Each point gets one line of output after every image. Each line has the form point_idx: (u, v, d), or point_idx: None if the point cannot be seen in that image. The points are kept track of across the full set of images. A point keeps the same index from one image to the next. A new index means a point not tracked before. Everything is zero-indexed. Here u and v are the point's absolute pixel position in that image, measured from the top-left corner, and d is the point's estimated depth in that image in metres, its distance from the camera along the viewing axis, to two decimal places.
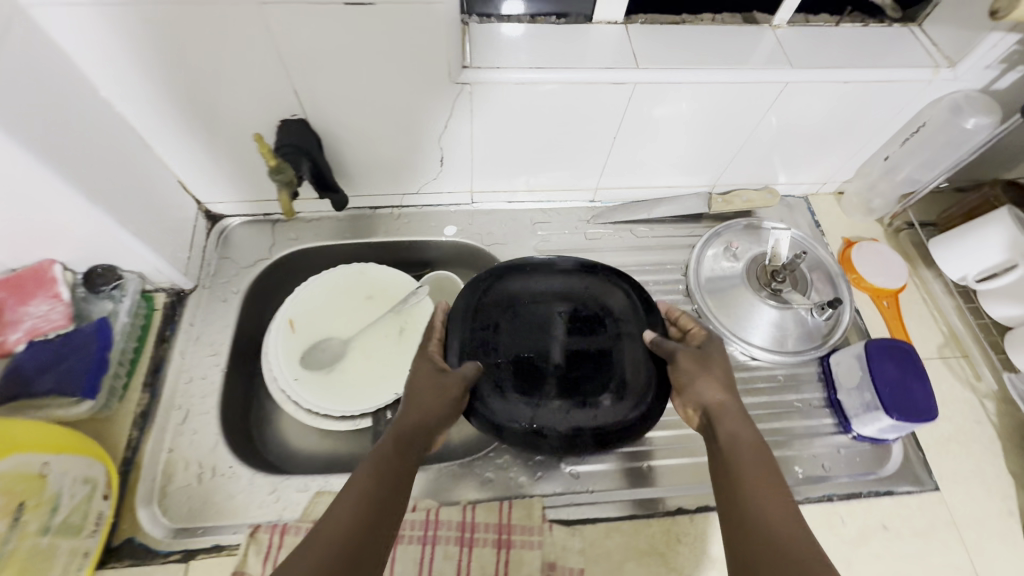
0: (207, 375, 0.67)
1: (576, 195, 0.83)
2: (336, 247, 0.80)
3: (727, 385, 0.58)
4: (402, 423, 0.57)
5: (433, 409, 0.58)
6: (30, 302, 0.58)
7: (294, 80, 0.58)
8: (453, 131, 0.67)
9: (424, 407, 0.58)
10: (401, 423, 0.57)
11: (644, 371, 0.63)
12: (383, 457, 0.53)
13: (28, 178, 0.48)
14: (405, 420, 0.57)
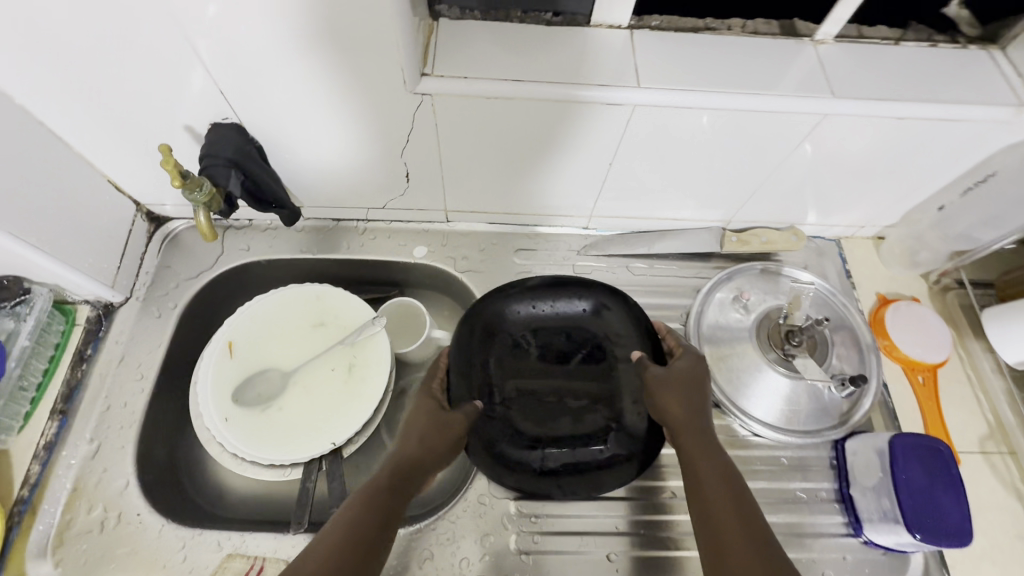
0: (128, 403, 0.60)
1: (567, 221, 0.73)
2: (292, 261, 0.71)
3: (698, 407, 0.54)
4: (395, 457, 0.53)
5: (425, 447, 0.54)
6: None
7: (223, 78, 0.49)
8: (420, 146, 0.58)
9: (420, 447, 0.54)
10: (394, 455, 0.53)
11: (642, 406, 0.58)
12: (376, 493, 0.49)
13: None
14: (397, 454, 0.53)
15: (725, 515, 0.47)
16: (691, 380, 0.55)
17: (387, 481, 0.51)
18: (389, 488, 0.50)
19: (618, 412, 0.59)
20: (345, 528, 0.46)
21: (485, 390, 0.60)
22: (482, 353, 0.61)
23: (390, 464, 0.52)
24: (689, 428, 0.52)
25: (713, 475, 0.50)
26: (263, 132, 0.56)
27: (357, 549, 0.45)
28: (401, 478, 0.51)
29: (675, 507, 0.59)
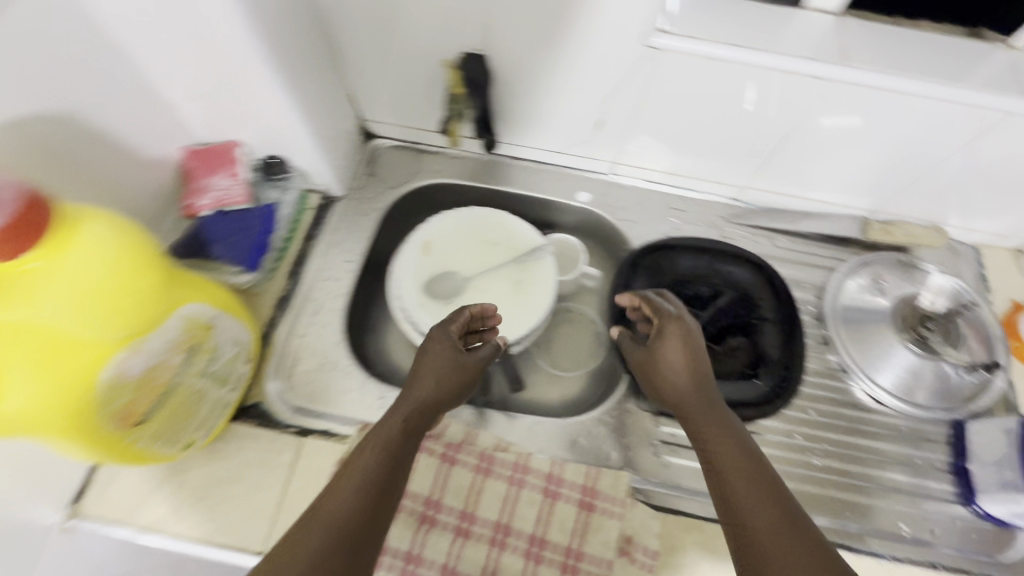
0: (341, 278, 0.72)
1: (719, 189, 0.80)
2: (470, 187, 0.82)
3: (696, 379, 0.54)
4: (405, 404, 0.54)
5: (443, 394, 0.57)
6: (216, 174, 0.63)
7: (490, 14, 0.59)
8: (623, 97, 0.66)
9: (436, 392, 0.57)
10: (405, 399, 0.55)
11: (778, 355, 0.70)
12: (392, 440, 0.51)
13: (250, 67, 0.53)
14: (410, 399, 0.55)
15: (741, 485, 0.46)
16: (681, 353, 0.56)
17: (404, 425, 0.53)
18: (403, 430, 0.52)
19: (755, 358, 0.70)
20: (359, 467, 0.47)
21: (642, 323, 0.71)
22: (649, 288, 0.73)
23: (406, 408, 0.54)
24: (695, 405, 0.53)
25: (727, 449, 0.49)
26: (497, 68, 0.65)
27: (371, 484, 0.46)
28: (415, 421, 0.54)
29: (799, 450, 0.66)
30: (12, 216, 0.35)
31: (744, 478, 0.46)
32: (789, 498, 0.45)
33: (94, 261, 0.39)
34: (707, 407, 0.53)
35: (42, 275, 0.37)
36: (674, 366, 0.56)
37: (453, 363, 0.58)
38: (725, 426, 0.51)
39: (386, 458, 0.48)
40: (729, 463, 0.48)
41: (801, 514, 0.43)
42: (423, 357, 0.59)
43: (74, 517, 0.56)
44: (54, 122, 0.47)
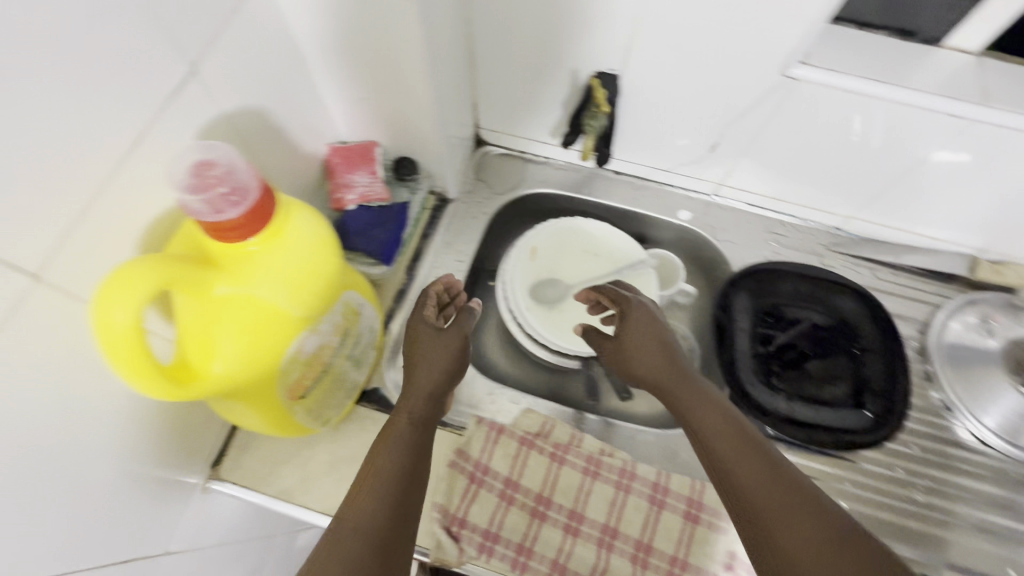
0: (451, 277, 0.76)
1: (822, 217, 0.80)
2: (572, 199, 0.85)
3: (665, 357, 0.58)
4: (409, 401, 0.56)
5: (440, 383, 0.58)
6: (357, 171, 0.67)
7: (633, 39, 0.61)
8: (746, 123, 0.67)
9: (435, 383, 0.58)
10: (410, 400, 0.56)
11: (885, 387, 0.69)
12: (404, 439, 0.53)
13: (414, 76, 0.57)
14: (414, 399, 0.56)
15: (732, 456, 0.48)
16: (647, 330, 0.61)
17: (412, 424, 0.55)
18: (411, 425, 0.54)
19: (859, 389, 0.70)
20: (378, 471, 0.50)
21: (744, 345, 0.72)
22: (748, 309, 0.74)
23: (416, 400, 0.56)
24: (668, 381, 0.56)
25: (712, 419, 0.52)
26: (626, 88, 0.68)
27: (392, 481, 0.49)
28: (419, 414, 0.56)
29: (903, 486, 0.65)
30: (256, 207, 0.38)
31: (737, 454, 0.48)
32: (780, 461, 0.47)
33: (301, 250, 0.43)
34: (682, 385, 0.56)
35: (264, 260, 0.41)
36: (642, 348, 0.59)
37: (439, 343, 0.59)
38: (703, 396, 0.54)
39: (404, 457, 0.51)
40: (715, 435, 0.51)
41: (790, 473, 0.46)
42: (417, 352, 0.59)
43: (213, 480, 0.59)
44: (252, 115, 0.51)
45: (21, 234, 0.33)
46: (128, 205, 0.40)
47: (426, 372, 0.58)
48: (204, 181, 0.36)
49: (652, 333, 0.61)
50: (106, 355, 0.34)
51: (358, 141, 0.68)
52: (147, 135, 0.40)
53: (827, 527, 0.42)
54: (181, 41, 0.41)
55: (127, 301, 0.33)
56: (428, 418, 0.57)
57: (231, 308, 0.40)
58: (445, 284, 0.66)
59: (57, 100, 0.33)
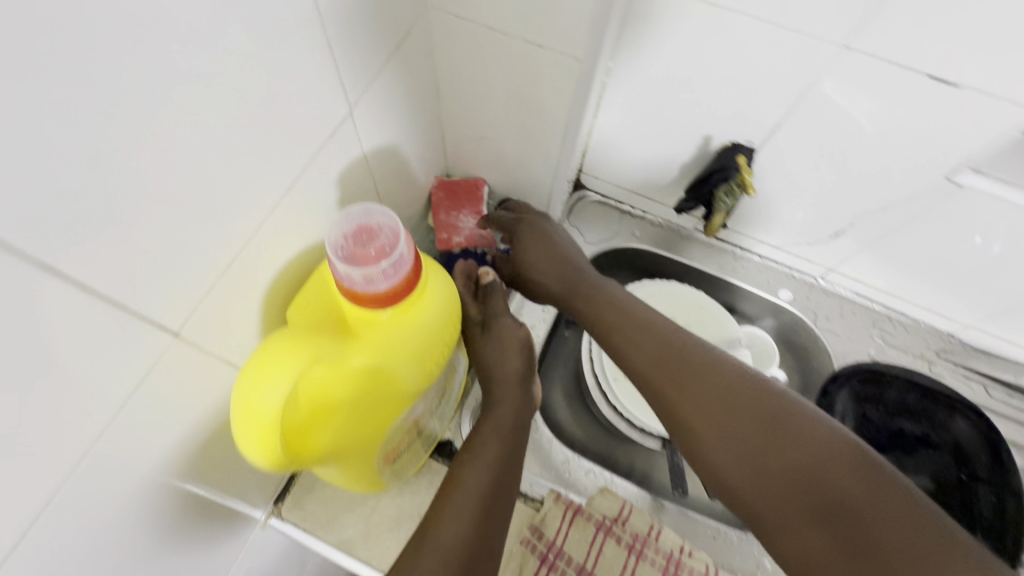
0: (536, 327, 0.73)
1: (937, 320, 0.74)
2: (665, 258, 0.80)
3: (563, 264, 0.60)
4: (499, 412, 0.55)
5: (523, 394, 0.57)
6: (462, 211, 0.64)
7: (785, 117, 0.56)
8: (885, 218, 0.62)
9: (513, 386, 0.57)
10: (501, 419, 0.55)
11: (994, 526, 0.63)
12: (488, 455, 0.51)
13: (552, 132, 0.53)
14: (501, 415, 0.55)
15: (642, 351, 0.52)
16: (542, 238, 0.61)
17: (497, 438, 0.53)
18: (503, 437, 0.53)
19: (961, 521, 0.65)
20: (466, 485, 0.48)
21: None
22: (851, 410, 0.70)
23: (507, 411, 0.55)
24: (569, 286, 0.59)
25: (616, 313, 0.55)
26: (760, 162, 0.63)
27: (480, 504, 0.48)
28: (505, 430, 0.54)
29: None
30: (405, 281, 0.35)
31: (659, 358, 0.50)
32: (691, 344, 0.51)
33: (434, 322, 0.39)
34: (585, 286, 0.58)
35: (395, 335, 0.37)
36: (538, 261, 0.60)
37: (503, 346, 0.58)
38: (601, 292, 0.57)
39: (492, 473, 0.50)
40: (627, 332, 0.54)
41: (706, 353, 0.50)
42: (488, 357, 0.58)
43: (274, 516, 0.57)
44: (386, 154, 0.48)
45: (171, 287, 0.31)
46: (268, 253, 0.38)
47: (503, 380, 0.57)
48: (366, 252, 0.34)
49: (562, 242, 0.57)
50: (244, 436, 0.33)
51: (465, 178, 0.65)
52: (299, 177, 0.38)
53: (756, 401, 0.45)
54: (345, 80, 0.38)
55: (272, 387, 0.33)
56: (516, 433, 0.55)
57: (359, 385, 0.37)
58: (468, 267, 0.61)
59: (230, 143, 0.31)
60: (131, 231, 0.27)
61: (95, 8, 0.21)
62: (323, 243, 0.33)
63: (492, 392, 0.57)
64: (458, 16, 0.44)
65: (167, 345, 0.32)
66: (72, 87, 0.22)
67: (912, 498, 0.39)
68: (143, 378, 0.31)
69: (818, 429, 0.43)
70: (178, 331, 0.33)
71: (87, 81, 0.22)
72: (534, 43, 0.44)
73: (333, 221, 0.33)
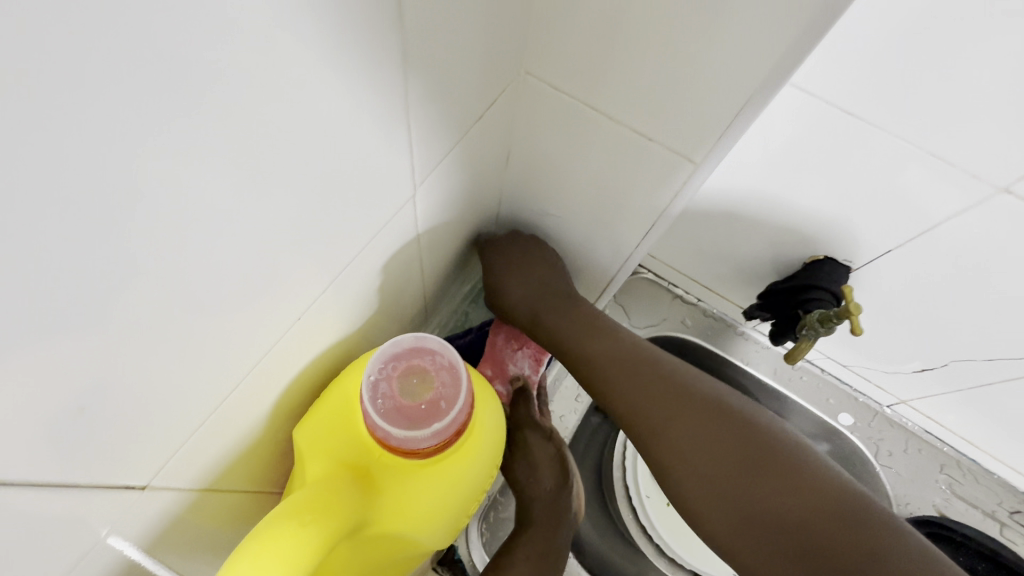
0: (564, 418, 0.64)
1: (1015, 475, 0.66)
2: (715, 355, 0.72)
3: (545, 284, 0.52)
4: (532, 528, 0.49)
5: (560, 518, 0.50)
6: (525, 348, 0.56)
7: (899, 245, 0.49)
8: (986, 365, 0.55)
9: (547, 509, 0.50)
10: (533, 538, 0.48)
11: None
12: None
13: (634, 225, 0.45)
14: (532, 537, 0.48)
15: (620, 378, 0.50)
16: (536, 266, 0.51)
17: (525, 561, 0.46)
18: (540, 558, 0.47)
19: None
20: None
21: None
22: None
23: (539, 534, 0.48)
24: (548, 305, 0.53)
25: (600, 340, 0.52)
26: (854, 283, 0.55)
27: None
28: (539, 554, 0.47)
29: None
30: (449, 435, 0.28)
31: (620, 357, 0.51)
32: (666, 367, 0.49)
33: (478, 473, 0.31)
34: (585, 322, 0.53)
35: (420, 489, 0.29)
36: (524, 271, 0.51)
37: (531, 462, 0.51)
38: (589, 319, 0.53)
39: None
40: (609, 361, 0.51)
41: (676, 373, 0.49)
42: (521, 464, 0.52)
43: None
44: (439, 233, 0.41)
45: (141, 434, 0.24)
46: (273, 375, 0.32)
47: (535, 492, 0.51)
48: (414, 403, 0.29)
49: (547, 275, 0.52)
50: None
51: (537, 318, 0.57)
52: (334, 278, 0.31)
53: (701, 412, 0.46)
54: (415, 159, 0.31)
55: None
56: (552, 563, 0.48)
57: (370, 543, 0.28)
58: (512, 367, 0.56)
59: (251, 238, 0.24)
60: (91, 360, 0.20)
61: (85, 82, 0.14)
62: (362, 386, 0.27)
63: (521, 510, 0.51)
64: (552, 89, 0.37)
65: (129, 503, 0.26)
66: (23, 191, 0.14)
67: (857, 499, 0.42)
68: (98, 539, 0.26)
69: (767, 440, 0.45)
70: (146, 485, 0.27)
71: (53, 176, 0.15)
72: (642, 134, 0.36)
73: (374, 353, 0.28)
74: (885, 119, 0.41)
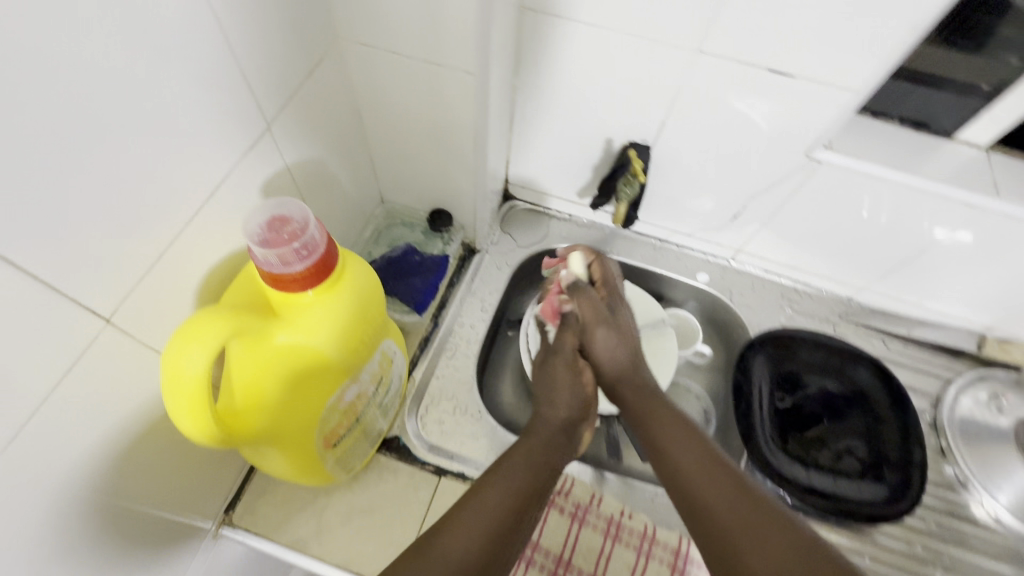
0: (474, 325, 0.76)
1: (836, 287, 0.83)
2: (595, 254, 0.86)
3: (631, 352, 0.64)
4: (528, 443, 0.56)
5: (559, 441, 0.58)
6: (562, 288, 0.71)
7: (667, 117, 0.65)
8: (770, 196, 0.71)
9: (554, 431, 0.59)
10: (530, 449, 0.56)
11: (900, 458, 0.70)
12: (510, 483, 0.52)
13: (464, 136, 0.60)
14: (532, 444, 0.56)
15: (663, 435, 0.53)
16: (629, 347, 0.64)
17: (525, 462, 0.54)
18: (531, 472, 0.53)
19: (874, 462, 0.71)
20: (484, 502, 0.49)
21: (760, 407, 0.74)
22: (767, 376, 0.76)
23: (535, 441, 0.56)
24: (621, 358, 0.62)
25: (654, 405, 0.57)
26: (659, 156, 0.71)
27: (488, 535, 0.47)
28: (535, 458, 0.55)
29: (912, 556, 0.66)
30: (320, 262, 0.40)
31: (674, 435, 0.53)
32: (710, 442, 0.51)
33: (349, 303, 0.44)
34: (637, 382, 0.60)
35: (315, 312, 0.42)
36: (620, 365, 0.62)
37: (557, 385, 0.64)
38: (643, 387, 0.60)
39: (509, 499, 0.50)
40: (653, 419, 0.55)
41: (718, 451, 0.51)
42: (550, 391, 0.64)
43: (225, 525, 0.58)
44: (311, 167, 0.55)
45: (96, 271, 0.35)
46: (192, 259, 0.42)
47: (553, 416, 0.61)
48: (279, 235, 0.39)
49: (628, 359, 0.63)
50: (172, 398, 0.35)
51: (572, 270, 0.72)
52: (221, 193, 0.44)
53: (730, 481, 0.47)
54: (260, 101, 0.44)
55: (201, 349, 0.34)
56: (543, 468, 0.55)
57: (283, 357, 0.41)
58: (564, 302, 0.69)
59: (147, 154, 0.36)
60: (55, 228, 0.32)
61: (18, 36, 0.27)
62: (243, 225, 0.38)
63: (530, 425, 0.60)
64: (362, 44, 0.51)
65: (98, 331, 0.36)
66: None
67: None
68: (78, 361, 0.35)
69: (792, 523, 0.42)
70: (108, 317, 0.37)
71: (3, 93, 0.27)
72: (433, 61, 0.51)
73: (255, 207, 0.39)
74: (610, 20, 0.57)
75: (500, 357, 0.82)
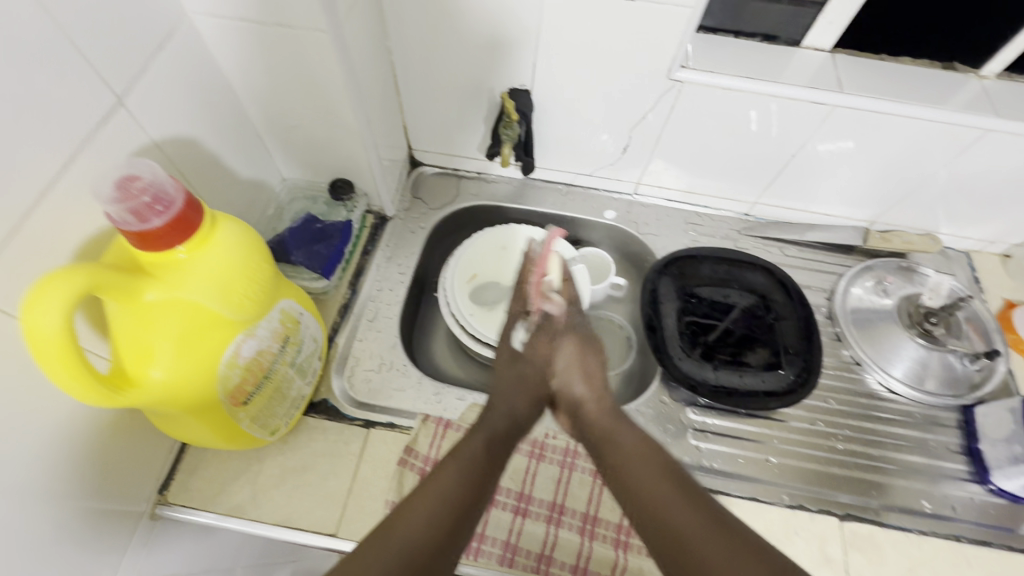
0: (393, 287, 0.78)
1: (732, 205, 0.88)
2: (506, 208, 0.89)
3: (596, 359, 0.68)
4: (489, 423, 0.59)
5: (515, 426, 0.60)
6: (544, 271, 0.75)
7: (537, 57, 0.68)
8: (649, 124, 0.75)
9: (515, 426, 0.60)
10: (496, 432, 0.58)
11: (799, 346, 0.76)
12: (472, 459, 0.54)
13: (339, 99, 0.62)
14: (491, 425, 0.59)
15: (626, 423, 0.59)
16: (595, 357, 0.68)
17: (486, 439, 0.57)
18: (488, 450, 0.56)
19: (775, 353, 0.76)
20: (444, 479, 0.51)
21: (666, 321, 0.78)
22: (672, 291, 0.81)
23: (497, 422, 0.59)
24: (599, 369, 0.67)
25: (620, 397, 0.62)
26: (541, 98, 0.74)
27: (444, 505, 0.49)
28: (495, 440, 0.57)
29: (816, 432, 0.72)
30: (176, 216, 0.42)
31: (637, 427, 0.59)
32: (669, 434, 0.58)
33: (228, 256, 0.46)
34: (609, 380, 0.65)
35: (189, 267, 0.44)
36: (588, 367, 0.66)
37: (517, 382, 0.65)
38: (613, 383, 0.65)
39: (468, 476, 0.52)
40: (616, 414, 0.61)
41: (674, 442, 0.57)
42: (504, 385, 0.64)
43: (161, 505, 0.60)
44: (184, 142, 0.56)
45: None
46: (58, 232, 0.44)
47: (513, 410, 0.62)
48: (129, 191, 0.40)
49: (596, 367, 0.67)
50: (38, 356, 0.37)
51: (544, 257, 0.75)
52: (82, 166, 0.45)
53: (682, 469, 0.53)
54: (107, 76, 0.46)
55: (54, 306, 0.36)
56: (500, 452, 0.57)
57: (161, 313, 0.43)
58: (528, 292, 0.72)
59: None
60: None
61: None
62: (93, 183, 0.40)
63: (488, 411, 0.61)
64: (214, 13, 0.53)
65: None
66: None
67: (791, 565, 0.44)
68: None
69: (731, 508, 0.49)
70: None
71: None
72: (285, 24, 0.53)
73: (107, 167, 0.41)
74: None
75: (428, 317, 0.85)
